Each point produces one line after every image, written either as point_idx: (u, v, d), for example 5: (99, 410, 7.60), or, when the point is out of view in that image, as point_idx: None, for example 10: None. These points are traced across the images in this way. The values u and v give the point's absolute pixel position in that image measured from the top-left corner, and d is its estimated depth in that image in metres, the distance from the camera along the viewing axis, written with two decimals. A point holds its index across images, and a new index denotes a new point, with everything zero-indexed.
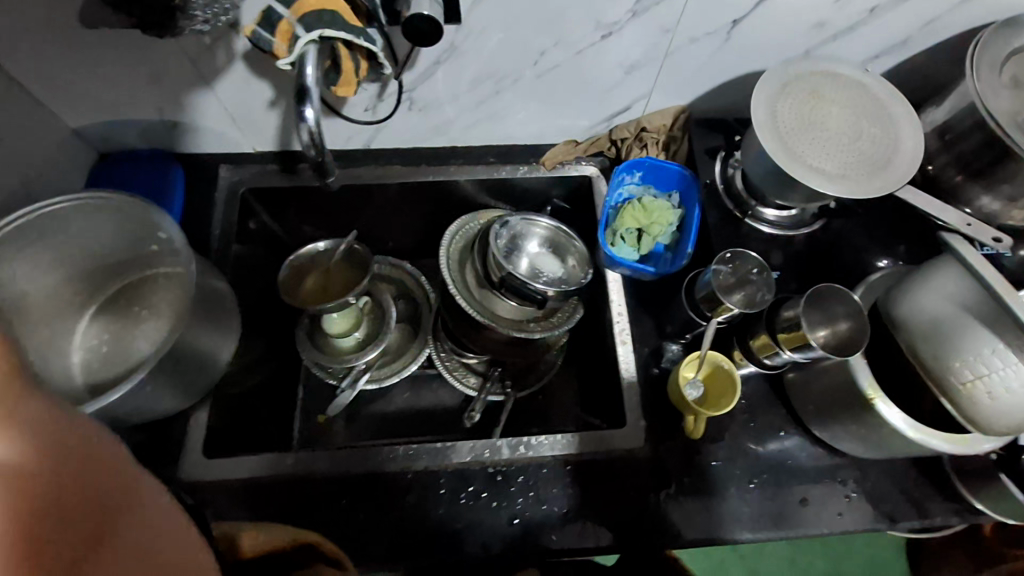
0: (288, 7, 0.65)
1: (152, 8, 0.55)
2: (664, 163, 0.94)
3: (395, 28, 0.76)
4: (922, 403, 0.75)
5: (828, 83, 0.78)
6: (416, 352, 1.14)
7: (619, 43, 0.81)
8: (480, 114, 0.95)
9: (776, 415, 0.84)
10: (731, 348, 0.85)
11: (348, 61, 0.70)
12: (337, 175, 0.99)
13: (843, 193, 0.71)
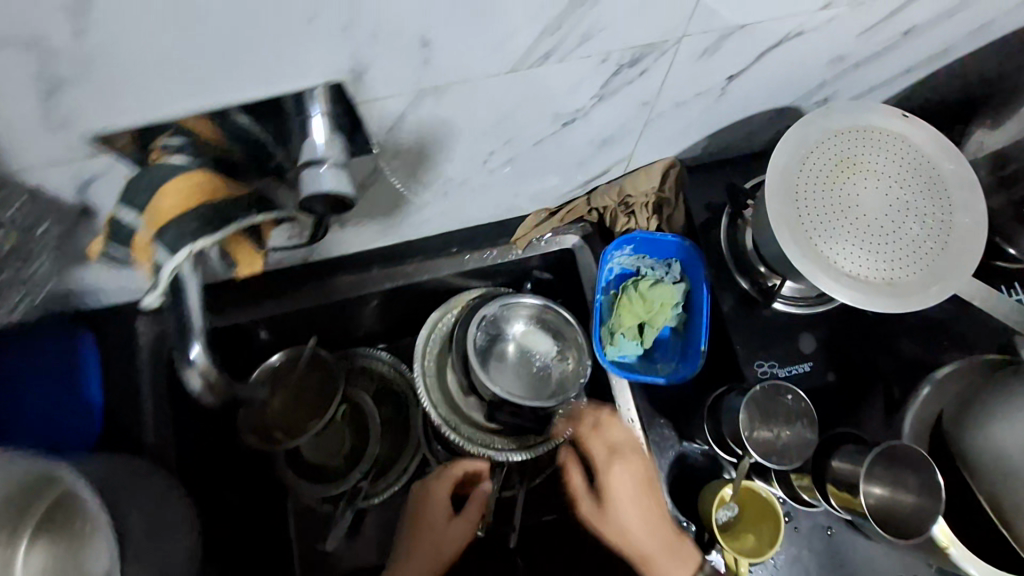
0: (139, 213, 0.47)
1: None
2: (658, 236, 0.80)
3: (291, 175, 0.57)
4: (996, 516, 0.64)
5: (857, 144, 0.61)
6: (411, 454, 1.02)
7: (589, 124, 0.63)
8: (433, 211, 0.78)
9: (823, 523, 0.74)
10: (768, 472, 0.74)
11: (242, 249, 0.55)
12: (277, 304, 0.84)
13: (891, 306, 0.58)
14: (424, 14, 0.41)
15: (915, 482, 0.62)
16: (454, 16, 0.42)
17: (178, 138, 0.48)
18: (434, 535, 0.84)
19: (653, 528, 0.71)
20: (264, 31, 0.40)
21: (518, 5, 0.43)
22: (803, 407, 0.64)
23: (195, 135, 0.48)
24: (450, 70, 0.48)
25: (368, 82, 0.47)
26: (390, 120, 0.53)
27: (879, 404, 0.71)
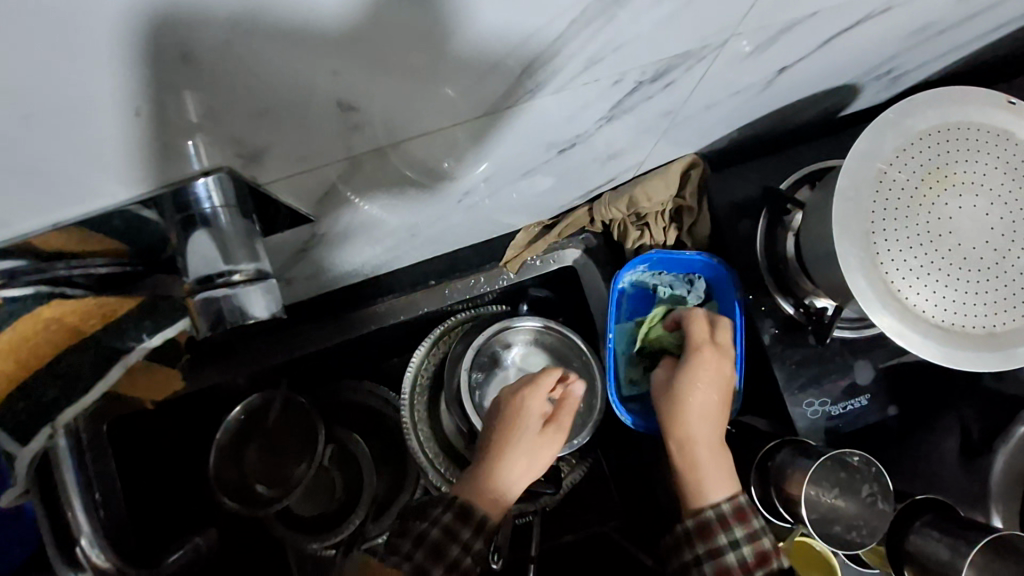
0: None
1: None
2: (677, 253, 0.67)
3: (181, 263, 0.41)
4: None
5: (948, 149, 0.46)
6: (411, 488, 0.89)
7: (596, 144, 0.48)
8: (405, 246, 0.63)
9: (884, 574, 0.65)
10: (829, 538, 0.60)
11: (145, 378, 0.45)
12: (231, 366, 0.70)
13: (996, 362, 0.45)
14: (346, 69, 0.27)
15: None
16: (426, 53, 0.28)
17: (14, 264, 0.31)
18: (526, 452, 0.58)
19: (714, 417, 0.59)
20: (111, 127, 0.25)
21: (537, 11, 0.27)
22: (871, 470, 0.53)
23: (37, 250, 0.31)
24: (397, 125, 0.33)
25: (276, 158, 0.32)
26: (324, 187, 0.38)
27: (951, 442, 0.60)
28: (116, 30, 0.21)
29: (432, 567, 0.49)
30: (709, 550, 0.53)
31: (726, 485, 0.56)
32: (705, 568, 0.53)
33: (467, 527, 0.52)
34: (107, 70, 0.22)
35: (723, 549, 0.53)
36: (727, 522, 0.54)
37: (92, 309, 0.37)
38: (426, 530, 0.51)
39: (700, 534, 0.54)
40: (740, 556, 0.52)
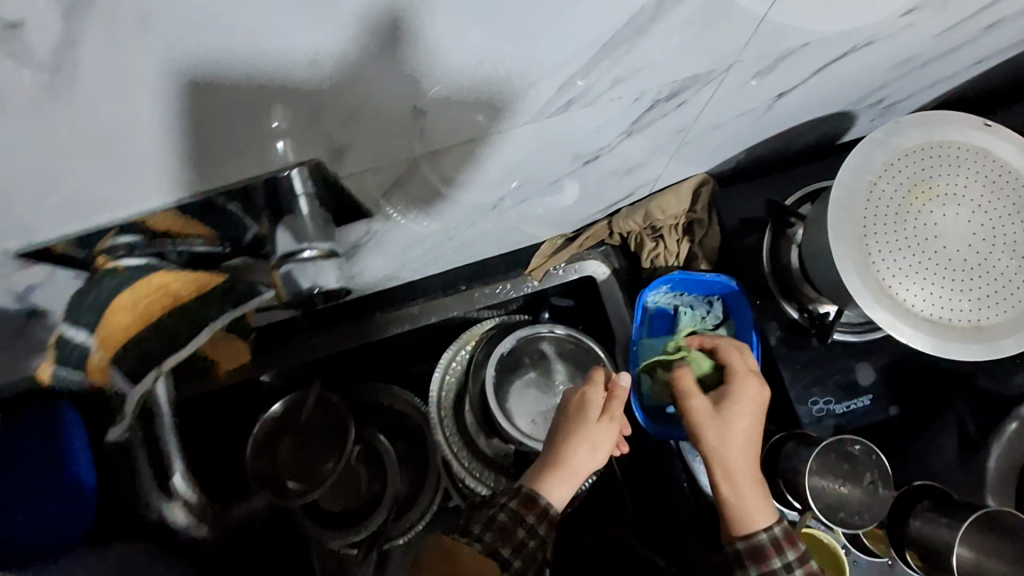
0: (91, 329, 0.40)
1: None
2: (698, 277, 0.71)
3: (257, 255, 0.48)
4: None
5: (930, 164, 0.52)
6: (433, 488, 0.94)
7: (613, 157, 0.54)
8: (440, 251, 0.69)
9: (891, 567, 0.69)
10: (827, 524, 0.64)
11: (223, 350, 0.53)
12: (276, 359, 0.76)
13: (981, 353, 0.50)
14: (420, 81, 0.34)
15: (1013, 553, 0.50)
16: (485, 68, 0.35)
17: (128, 237, 0.38)
18: (582, 450, 0.63)
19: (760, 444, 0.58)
20: (242, 116, 0.32)
21: (577, 37, 0.34)
22: (872, 458, 0.56)
23: (150, 229, 0.38)
24: (452, 131, 0.40)
25: (354, 155, 0.39)
26: (387, 183, 0.45)
27: (951, 441, 0.64)
28: (259, 44, 0.28)
29: (514, 527, 0.59)
30: (762, 572, 0.57)
31: (766, 512, 0.58)
32: None
33: (532, 513, 0.60)
34: (242, 72, 0.29)
35: (776, 571, 0.56)
36: (780, 545, 0.57)
37: (188, 281, 0.43)
38: (495, 516, 0.60)
39: (751, 557, 0.57)
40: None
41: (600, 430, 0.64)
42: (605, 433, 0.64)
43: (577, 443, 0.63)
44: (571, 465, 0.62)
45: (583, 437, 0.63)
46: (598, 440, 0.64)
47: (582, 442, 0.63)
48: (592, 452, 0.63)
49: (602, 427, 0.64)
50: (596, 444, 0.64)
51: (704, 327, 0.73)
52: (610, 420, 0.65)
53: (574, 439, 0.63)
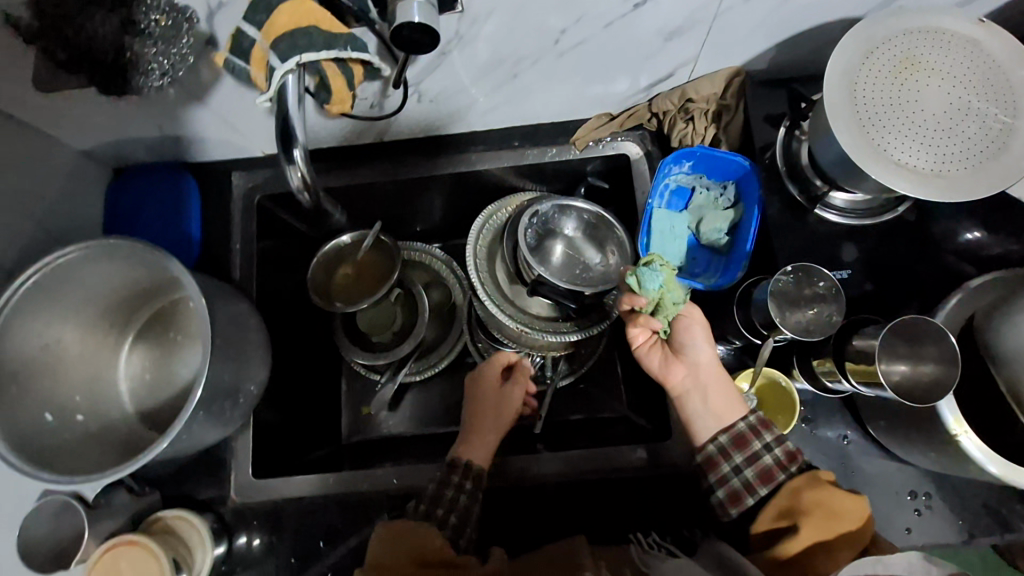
0: (259, 28, 0.55)
1: (109, 70, 0.58)
2: (718, 152, 0.82)
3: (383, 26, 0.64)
4: (998, 426, 0.68)
5: (924, 43, 0.62)
6: (452, 342, 1.06)
7: (656, 9, 0.67)
8: (503, 97, 0.84)
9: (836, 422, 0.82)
10: (789, 367, 0.79)
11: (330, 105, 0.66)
12: (356, 172, 0.92)
13: (939, 197, 0.59)
14: None
15: (936, 351, 0.65)
16: None
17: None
18: (492, 407, 0.88)
19: (708, 347, 0.75)
20: None
21: None
22: (833, 294, 0.72)
23: None
24: None
25: None
26: None
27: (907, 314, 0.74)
28: None
29: (450, 478, 0.76)
30: (745, 455, 0.69)
31: (731, 408, 0.72)
32: (748, 473, 0.68)
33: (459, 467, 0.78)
34: None
35: (758, 453, 0.69)
36: (756, 429, 0.70)
37: (327, 20, 0.57)
38: (456, 499, 0.75)
39: (736, 443, 0.70)
40: (773, 456, 0.68)
41: (503, 396, 0.90)
42: (511, 398, 0.90)
43: (487, 408, 0.88)
44: (480, 417, 0.87)
45: (489, 398, 0.89)
46: (500, 399, 0.90)
47: (487, 402, 0.89)
48: (498, 404, 0.89)
49: (503, 392, 0.91)
50: (501, 400, 0.89)
51: (716, 206, 0.87)
52: (514, 394, 0.92)
53: (482, 404, 0.89)
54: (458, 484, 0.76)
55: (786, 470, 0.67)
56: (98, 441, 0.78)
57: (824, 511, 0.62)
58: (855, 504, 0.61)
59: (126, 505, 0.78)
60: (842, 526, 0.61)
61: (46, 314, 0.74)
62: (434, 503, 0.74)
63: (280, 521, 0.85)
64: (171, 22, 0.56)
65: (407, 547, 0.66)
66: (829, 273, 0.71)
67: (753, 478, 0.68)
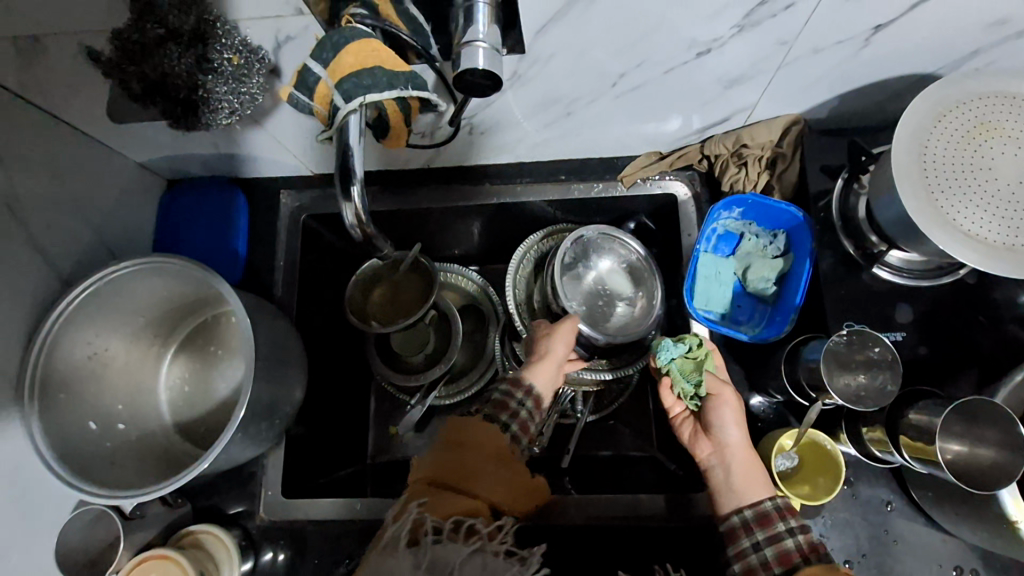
0: (325, 66, 0.56)
1: (177, 103, 0.60)
2: (770, 201, 0.81)
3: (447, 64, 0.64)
4: None
5: (1000, 108, 0.59)
6: (482, 371, 1.04)
7: (720, 58, 0.66)
8: (553, 133, 0.83)
9: (878, 487, 0.79)
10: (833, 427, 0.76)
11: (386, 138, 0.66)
12: (401, 197, 0.93)
13: (1011, 272, 0.57)
14: None
15: (995, 436, 0.63)
16: None
17: (362, 11, 0.56)
18: (545, 352, 0.79)
19: (738, 427, 0.72)
20: None
21: None
22: (889, 360, 0.69)
23: (377, 10, 0.55)
24: None
25: None
26: (541, 21, 0.59)
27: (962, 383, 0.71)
28: None
29: (500, 414, 0.72)
30: (768, 534, 0.64)
31: (757, 492, 0.68)
32: (766, 552, 0.62)
33: (506, 409, 0.73)
34: None
35: (781, 534, 0.63)
36: (782, 512, 0.65)
37: (390, 59, 0.57)
38: (519, 411, 0.73)
39: (758, 521, 0.65)
40: (797, 541, 0.62)
41: (558, 342, 0.80)
42: (563, 344, 0.80)
43: (541, 353, 0.80)
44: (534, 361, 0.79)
45: (543, 344, 0.81)
46: (554, 346, 0.80)
47: (539, 347, 0.81)
48: (555, 347, 0.80)
49: (560, 335, 0.81)
50: (557, 344, 0.80)
51: (765, 255, 0.85)
52: (568, 332, 0.81)
53: (536, 351, 0.80)
54: (521, 399, 0.74)
55: (808, 559, 0.60)
56: (136, 450, 0.80)
57: None
58: None
59: (160, 516, 0.80)
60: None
61: (97, 325, 0.76)
62: (500, 408, 0.72)
63: (305, 541, 0.85)
64: (241, 59, 0.58)
65: (475, 440, 0.65)
66: (883, 338, 0.68)
67: (770, 556, 0.62)
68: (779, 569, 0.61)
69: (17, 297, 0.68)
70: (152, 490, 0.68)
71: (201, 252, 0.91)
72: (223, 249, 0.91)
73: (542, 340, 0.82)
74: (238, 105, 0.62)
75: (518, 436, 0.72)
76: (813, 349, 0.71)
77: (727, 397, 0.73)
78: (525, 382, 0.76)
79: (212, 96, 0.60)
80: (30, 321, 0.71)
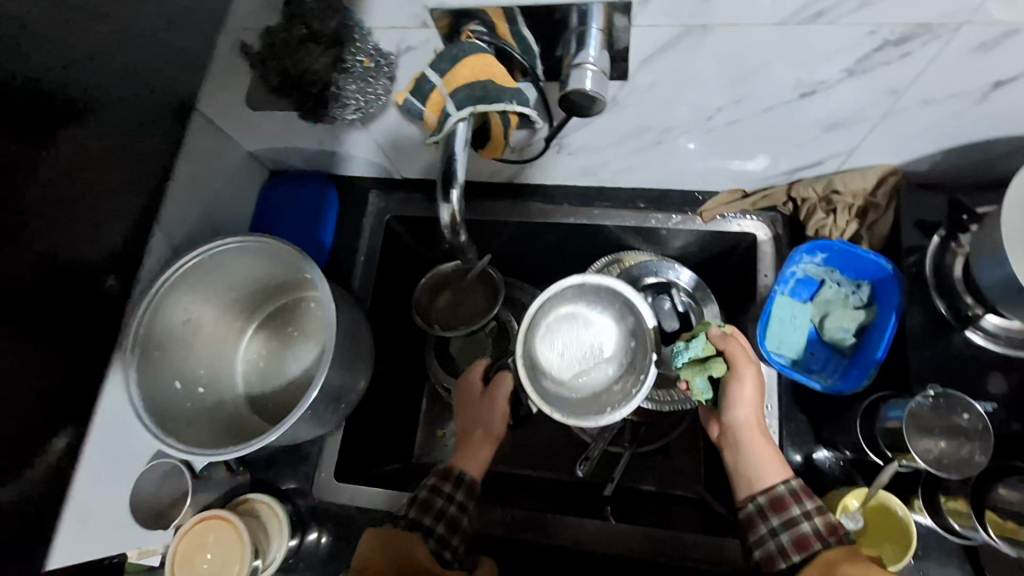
0: (441, 75, 0.60)
1: (310, 98, 0.69)
2: (858, 250, 0.78)
3: (551, 84, 0.67)
4: None
5: None
6: None
7: (823, 101, 0.66)
8: (638, 161, 0.85)
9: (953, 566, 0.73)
10: (908, 493, 0.72)
11: (487, 149, 0.70)
12: (482, 208, 0.97)
13: None
14: None
15: None
16: None
17: (481, 28, 0.59)
18: (473, 424, 0.86)
19: (752, 405, 0.71)
20: None
21: None
22: (979, 428, 0.66)
23: (494, 28, 0.59)
24: (727, 9, 0.54)
25: (651, 8, 0.55)
26: (649, 50, 0.61)
27: None
28: None
29: (422, 518, 0.73)
30: (784, 520, 0.65)
31: (778, 471, 0.68)
32: (782, 538, 0.64)
33: (428, 514, 0.74)
34: None
35: (797, 519, 0.64)
36: (798, 496, 0.66)
37: (501, 74, 0.59)
38: (445, 509, 0.75)
39: (773, 506, 0.66)
40: (813, 525, 0.63)
41: (490, 412, 0.85)
42: (498, 413, 0.85)
43: (470, 426, 0.86)
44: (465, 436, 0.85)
45: (472, 415, 0.86)
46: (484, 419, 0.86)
47: (467, 418, 0.87)
48: (486, 417, 0.85)
49: (494, 406, 0.85)
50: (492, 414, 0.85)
51: (846, 304, 0.83)
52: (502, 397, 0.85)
53: (465, 422, 0.87)
54: (449, 494, 0.77)
55: (827, 543, 0.62)
56: (210, 415, 0.85)
57: None
58: None
59: (222, 480, 0.85)
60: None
61: (194, 293, 0.82)
62: (423, 509, 0.74)
63: (348, 526, 0.88)
64: (372, 63, 0.65)
65: (381, 551, 0.64)
66: (975, 404, 0.65)
67: (788, 543, 0.63)
68: (797, 556, 0.62)
69: (132, 259, 0.75)
70: (224, 452, 0.72)
71: (292, 239, 0.97)
72: (312, 238, 0.97)
73: (472, 411, 0.87)
74: (362, 104, 0.69)
75: (448, 538, 0.73)
76: (895, 409, 0.69)
77: (745, 376, 0.71)
78: (457, 469, 0.80)
79: (342, 92, 0.68)
80: (139, 281, 0.78)
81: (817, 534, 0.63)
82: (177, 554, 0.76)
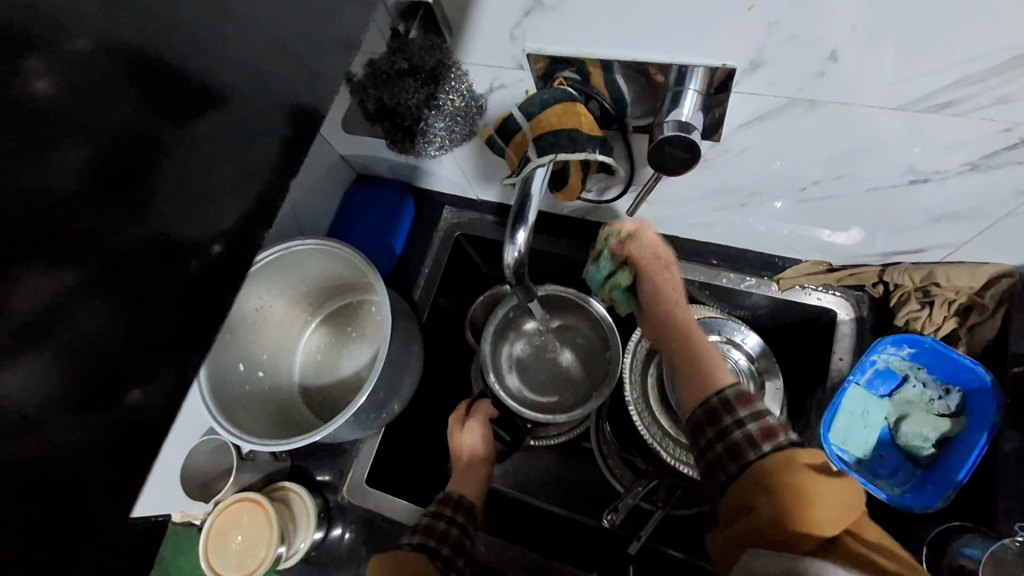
0: (528, 117, 0.60)
1: (399, 129, 0.71)
2: (953, 352, 0.71)
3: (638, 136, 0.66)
4: None
5: None
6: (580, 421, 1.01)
7: (936, 190, 0.60)
8: (716, 223, 0.81)
9: None
10: None
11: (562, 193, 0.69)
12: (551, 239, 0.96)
13: None
14: (860, 27, 0.44)
15: None
16: (914, 35, 0.44)
17: (575, 76, 0.59)
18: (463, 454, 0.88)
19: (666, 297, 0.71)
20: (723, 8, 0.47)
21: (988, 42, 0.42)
22: None
23: (588, 78, 0.59)
24: (842, 87, 0.50)
25: (758, 76, 0.52)
26: (749, 116, 0.58)
27: None
28: None
29: (426, 541, 0.73)
30: (717, 432, 0.60)
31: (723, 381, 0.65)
32: (718, 448, 0.60)
33: (432, 536, 0.73)
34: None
35: (729, 429, 0.60)
36: (731, 405, 0.61)
37: (588, 122, 0.59)
38: (449, 532, 0.74)
39: (708, 420, 0.62)
40: (746, 432, 0.58)
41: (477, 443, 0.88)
42: (484, 446, 0.88)
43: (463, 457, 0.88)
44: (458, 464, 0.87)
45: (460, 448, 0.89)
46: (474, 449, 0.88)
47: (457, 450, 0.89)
48: (477, 448, 0.88)
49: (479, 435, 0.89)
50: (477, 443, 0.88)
51: (928, 409, 0.77)
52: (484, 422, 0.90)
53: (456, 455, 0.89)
54: (450, 516, 0.76)
55: (760, 449, 0.56)
56: (264, 399, 0.89)
57: (793, 495, 0.50)
58: (832, 493, 0.49)
59: (266, 464, 0.90)
60: (808, 514, 0.49)
61: (269, 282, 0.87)
62: (428, 534, 0.73)
63: (370, 530, 0.89)
64: (461, 103, 0.66)
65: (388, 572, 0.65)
66: None
67: (721, 453, 0.59)
68: (733, 466, 0.58)
69: None
70: (268, 442, 0.76)
71: (365, 242, 1.01)
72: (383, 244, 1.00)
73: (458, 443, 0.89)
74: (445, 140, 0.71)
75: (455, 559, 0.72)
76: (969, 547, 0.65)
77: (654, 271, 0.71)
78: (455, 494, 0.81)
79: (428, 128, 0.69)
80: None
81: (749, 440, 0.58)
82: (214, 529, 0.83)
